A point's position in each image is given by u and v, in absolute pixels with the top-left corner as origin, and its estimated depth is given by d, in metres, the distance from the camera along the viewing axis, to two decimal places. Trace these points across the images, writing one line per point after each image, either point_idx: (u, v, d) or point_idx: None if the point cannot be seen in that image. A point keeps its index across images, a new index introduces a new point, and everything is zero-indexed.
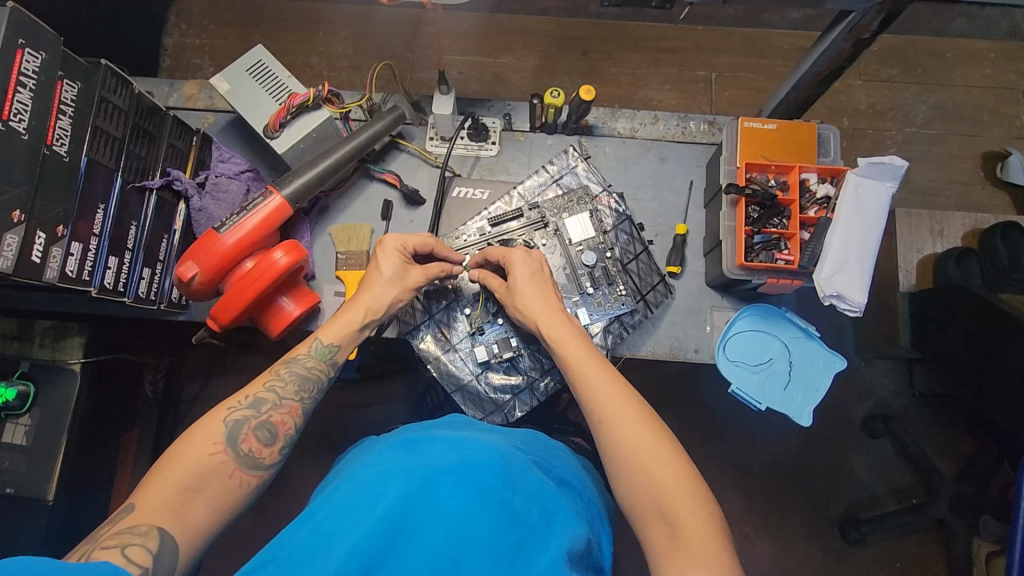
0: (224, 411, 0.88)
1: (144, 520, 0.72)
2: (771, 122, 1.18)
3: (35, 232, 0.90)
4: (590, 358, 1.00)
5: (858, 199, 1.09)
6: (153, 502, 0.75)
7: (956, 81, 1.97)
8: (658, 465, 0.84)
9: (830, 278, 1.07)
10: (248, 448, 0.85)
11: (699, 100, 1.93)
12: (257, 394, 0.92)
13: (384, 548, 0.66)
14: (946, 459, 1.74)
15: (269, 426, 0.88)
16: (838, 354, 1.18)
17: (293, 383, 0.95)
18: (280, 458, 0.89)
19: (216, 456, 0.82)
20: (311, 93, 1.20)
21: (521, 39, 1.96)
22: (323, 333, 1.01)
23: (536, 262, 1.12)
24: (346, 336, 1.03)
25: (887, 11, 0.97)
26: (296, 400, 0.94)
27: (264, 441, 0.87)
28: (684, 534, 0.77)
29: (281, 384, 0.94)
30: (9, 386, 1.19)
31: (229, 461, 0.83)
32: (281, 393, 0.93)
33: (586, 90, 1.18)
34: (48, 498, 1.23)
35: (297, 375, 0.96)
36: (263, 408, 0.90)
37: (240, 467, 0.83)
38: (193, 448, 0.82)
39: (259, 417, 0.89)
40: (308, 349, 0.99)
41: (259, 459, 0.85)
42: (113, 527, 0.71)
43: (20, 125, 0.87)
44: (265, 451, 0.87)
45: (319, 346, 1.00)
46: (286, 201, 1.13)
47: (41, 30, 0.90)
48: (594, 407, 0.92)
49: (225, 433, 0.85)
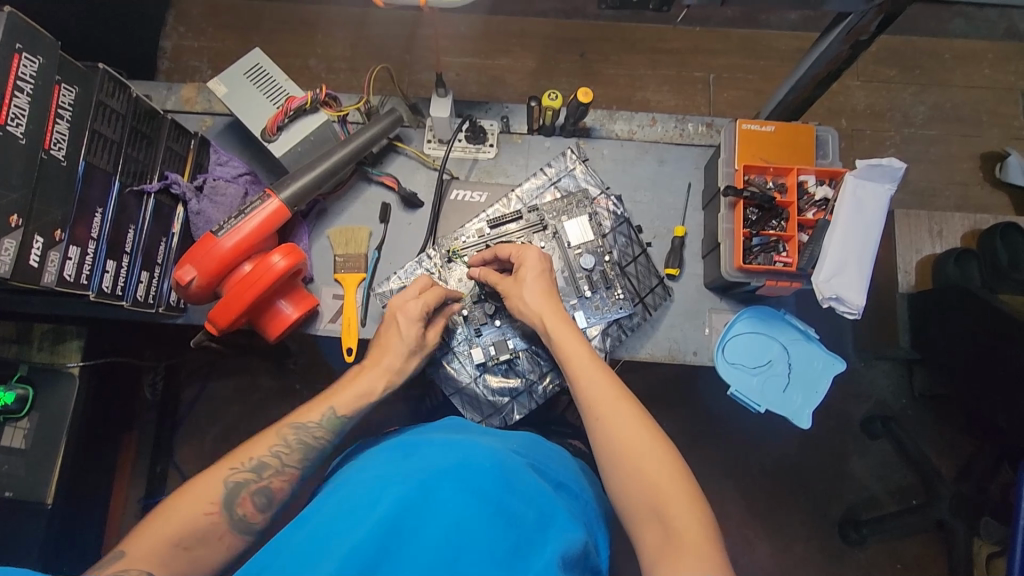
0: (227, 471, 0.87)
1: (135, 566, 0.73)
2: (769, 124, 1.18)
3: (33, 236, 0.90)
4: (588, 358, 1.00)
5: (857, 202, 1.09)
6: (145, 550, 0.76)
7: (954, 81, 1.97)
8: (654, 465, 0.84)
9: (829, 281, 1.07)
10: (242, 512, 0.85)
11: (697, 102, 1.93)
12: (261, 457, 0.91)
13: (381, 551, 0.66)
14: (946, 460, 1.74)
15: (267, 492, 0.88)
16: (837, 355, 1.18)
17: (298, 451, 0.93)
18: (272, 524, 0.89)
19: (210, 516, 0.83)
20: (309, 96, 1.20)
21: (519, 41, 1.96)
22: (339, 405, 1.00)
23: (546, 265, 1.12)
24: (354, 405, 1.01)
25: (885, 12, 0.97)
26: (297, 468, 0.93)
27: (259, 507, 0.87)
28: (677, 533, 0.77)
29: (285, 450, 0.93)
30: (8, 390, 1.20)
31: (223, 525, 0.83)
32: (284, 460, 0.92)
33: (584, 93, 1.18)
34: (46, 502, 1.22)
35: (302, 441, 0.94)
36: (265, 473, 0.90)
37: (231, 530, 0.84)
38: (191, 503, 0.83)
39: (259, 482, 0.88)
40: (319, 418, 0.97)
41: (251, 524, 0.85)
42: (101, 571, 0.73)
43: (18, 130, 0.87)
44: (259, 517, 0.86)
45: (331, 415, 0.99)
46: (284, 205, 1.13)
47: (39, 35, 0.90)
48: (590, 407, 0.93)
49: (222, 495, 0.85)
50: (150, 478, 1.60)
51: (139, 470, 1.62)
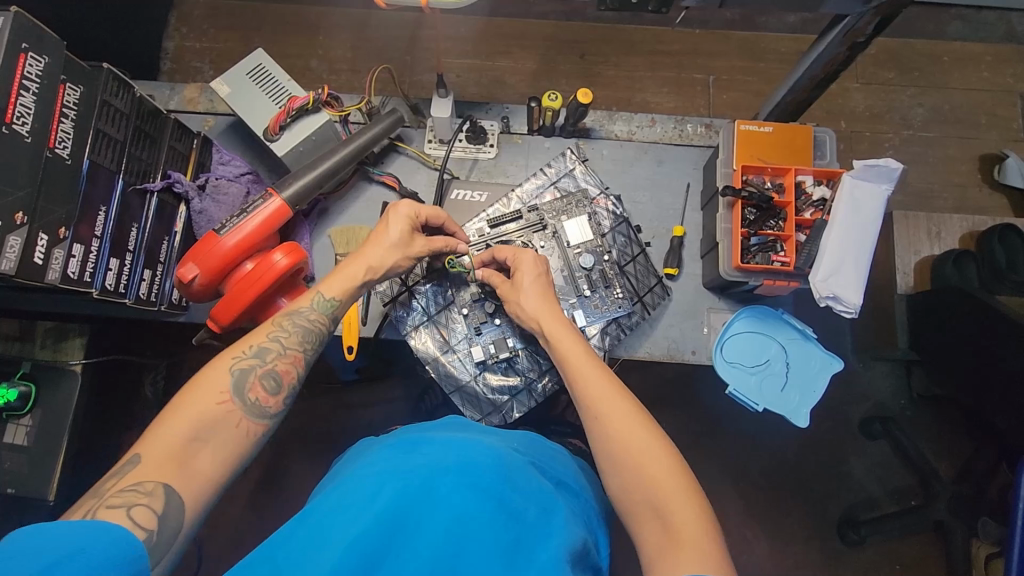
0: (231, 359, 0.87)
1: (149, 478, 0.72)
2: (767, 124, 1.19)
3: (37, 234, 0.91)
4: (587, 359, 1.01)
5: (853, 202, 1.10)
6: (156, 457, 0.75)
7: (952, 84, 1.98)
8: (653, 462, 0.84)
9: (825, 280, 1.08)
10: (254, 397, 0.85)
11: (697, 103, 1.94)
12: (261, 344, 0.91)
13: (383, 547, 0.67)
14: (945, 460, 1.75)
15: (274, 375, 0.89)
16: (835, 354, 1.19)
17: (297, 334, 0.95)
18: (285, 408, 0.89)
19: (224, 405, 0.82)
20: (311, 96, 1.21)
21: (519, 43, 1.97)
22: (328, 288, 1.01)
23: (544, 268, 1.13)
24: (346, 290, 1.03)
25: (882, 14, 0.98)
26: (299, 350, 0.94)
27: (270, 391, 0.87)
28: (676, 528, 0.78)
29: (284, 334, 0.94)
30: (10, 387, 1.21)
31: (237, 410, 0.83)
32: (285, 343, 0.93)
33: (583, 93, 1.19)
34: (48, 499, 1.23)
35: (301, 326, 0.96)
36: (268, 356, 0.90)
37: (248, 416, 0.84)
38: (200, 396, 0.82)
39: (264, 366, 0.89)
40: (312, 303, 0.99)
41: (265, 408, 0.86)
42: (119, 483, 0.72)
43: (23, 128, 0.88)
44: (271, 400, 0.87)
45: (320, 299, 1.00)
46: (285, 203, 1.14)
47: (45, 34, 0.91)
48: (589, 406, 0.94)
49: (232, 383, 0.85)
50: None
51: None
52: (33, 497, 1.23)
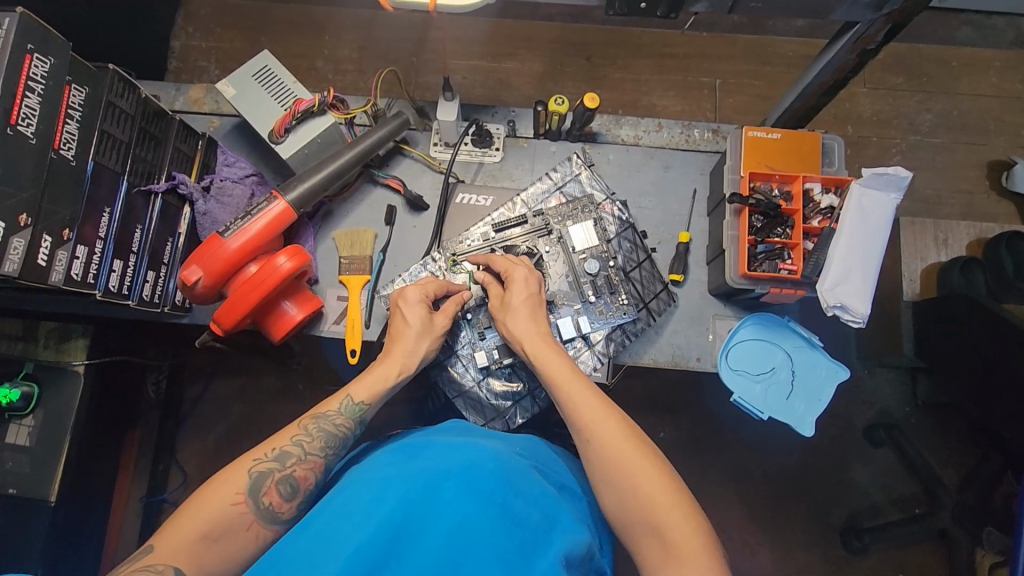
0: (250, 461, 0.88)
1: (164, 560, 0.75)
2: (775, 131, 1.18)
3: (41, 236, 0.90)
4: (575, 378, 0.99)
5: (861, 210, 1.09)
6: (170, 545, 0.77)
7: (961, 89, 1.97)
8: (647, 480, 0.84)
9: (833, 289, 1.07)
10: (269, 502, 0.85)
11: (704, 107, 1.93)
12: (283, 447, 0.91)
13: (387, 551, 0.66)
14: (949, 468, 1.73)
15: (291, 481, 0.88)
16: (841, 363, 1.18)
17: (320, 438, 0.94)
18: (300, 512, 0.88)
19: (237, 506, 0.83)
20: (317, 99, 1.21)
21: (525, 45, 1.96)
22: (356, 391, 1.00)
23: (537, 287, 1.12)
24: (370, 385, 1.02)
25: (893, 22, 0.97)
26: (320, 455, 0.93)
27: (286, 497, 0.87)
28: (674, 544, 0.78)
29: (308, 439, 0.93)
30: (13, 387, 1.21)
31: (249, 514, 0.83)
32: (307, 448, 0.92)
33: (590, 98, 1.19)
34: (49, 499, 1.23)
35: (324, 430, 0.95)
36: (287, 461, 0.90)
37: (260, 520, 0.83)
38: (217, 495, 0.83)
39: (283, 470, 0.88)
40: (339, 406, 0.98)
41: (278, 514, 0.85)
42: (132, 565, 0.75)
43: (28, 130, 0.87)
44: (285, 506, 0.86)
45: (349, 404, 0.99)
46: (290, 206, 1.13)
47: (50, 36, 0.90)
48: (580, 427, 0.92)
49: (248, 484, 0.85)
50: (153, 476, 1.61)
51: (142, 468, 1.62)
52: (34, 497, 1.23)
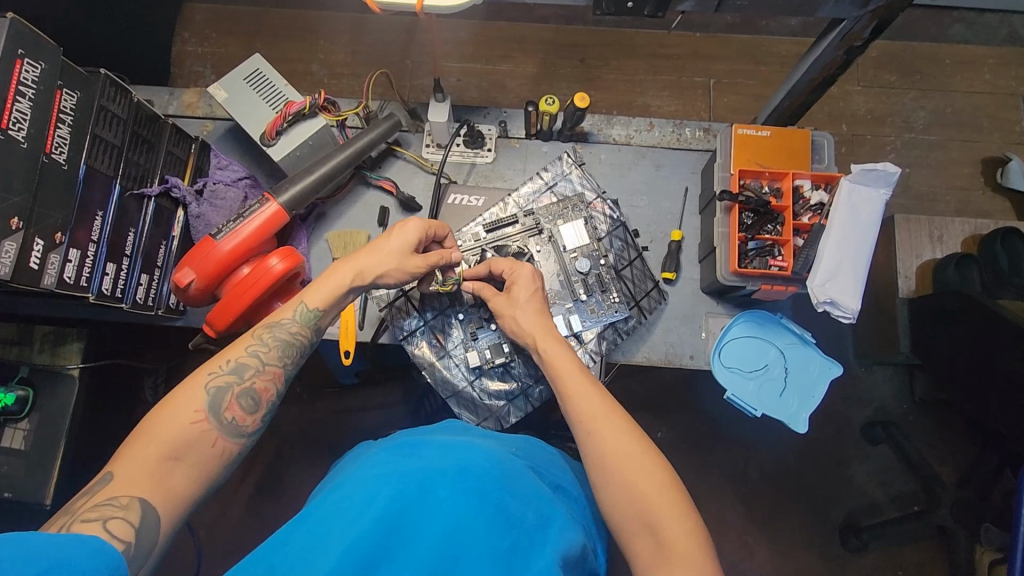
0: (206, 376, 0.87)
1: (125, 491, 0.72)
2: (765, 128, 1.18)
3: (34, 239, 0.91)
4: (580, 374, 0.99)
5: (850, 206, 1.10)
6: (132, 471, 0.75)
7: (955, 86, 1.97)
8: (646, 478, 0.84)
9: (823, 286, 1.08)
10: (231, 417, 0.86)
11: (697, 107, 1.94)
12: (239, 359, 0.91)
13: (381, 549, 0.67)
14: (947, 465, 1.73)
15: (252, 394, 0.89)
16: (834, 360, 1.18)
17: (277, 348, 0.94)
18: (261, 425, 0.90)
19: (197, 425, 0.82)
20: (307, 101, 1.21)
21: (519, 47, 1.97)
22: (312, 300, 0.99)
23: (541, 284, 1.12)
24: (330, 297, 1.00)
25: (879, 19, 0.98)
26: (278, 365, 0.94)
27: (247, 411, 0.88)
28: (669, 542, 0.78)
29: (264, 349, 0.93)
30: (9, 391, 1.21)
31: (212, 430, 0.83)
32: (264, 359, 0.93)
33: (580, 98, 1.19)
34: (46, 502, 1.23)
35: (280, 340, 0.95)
36: (246, 374, 0.90)
37: (223, 435, 0.84)
38: (174, 414, 0.82)
39: (242, 384, 0.89)
40: (294, 314, 0.97)
41: (241, 427, 0.86)
42: (93, 499, 0.72)
43: (19, 134, 0.88)
44: (248, 419, 0.87)
45: (303, 311, 0.98)
46: (282, 208, 1.14)
47: (41, 41, 0.91)
48: (582, 421, 0.92)
49: (208, 402, 0.85)
50: None
51: None
52: (30, 501, 1.23)
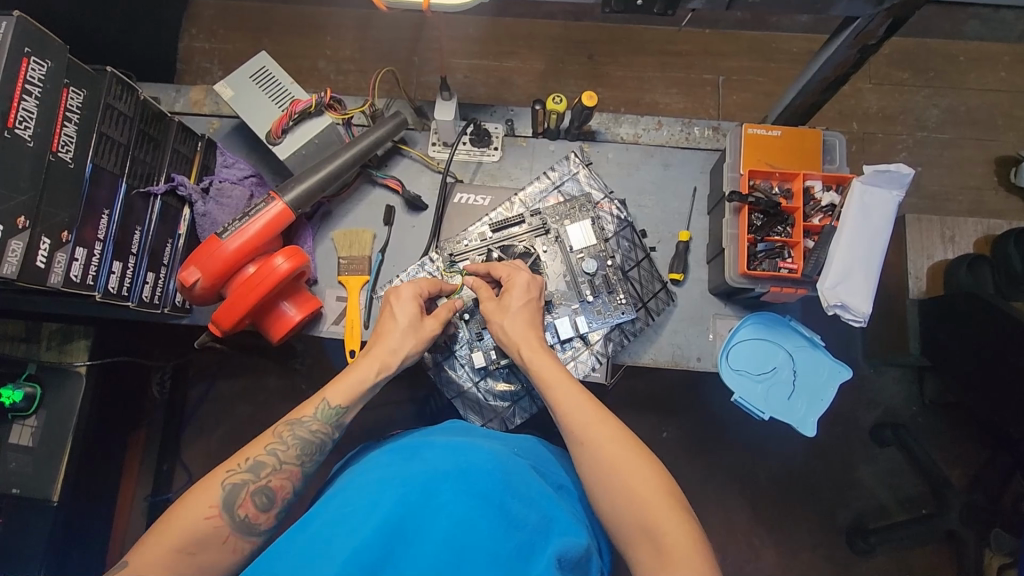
0: (224, 474, 0.86)
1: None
2: (775, 128, 1.17)
3: (40, 238, 0.91)
4: (567, 381, 0.98)
5: (863, 207, 1.08)
6: (146, 559, 0.76)
7: (968, 84, 1.94)
8: (640, 484, 0.83)
9: (834, 288, 1.06)
10: (244, 514, 0.84)
11: (707, 104, 1.92)
12: (257, 457, 0.90)
13: (383, 556, 0.66)
14: (957, 469, 1.71)
15: (267, 492, 0.88)
16: (843, 363, 1.16)
17: (296, 447, 0.92)
18: (275, 523, 0.88)
19: (212, 520, 0.82)
20: (313, 99, 1.20)
21: (526, 43, 1.96)
22: (332, 395, 0.97)
23: (537, 292, 1.12)
24: (356, 393, 0.99)
25: (893, 17, 0.96)
26: (296, 464, 0.92)
27: (262, 508, 0.86)
28: (667, 548, 0.77)
29: (283, 447, 0.92)
30: (16, 388, 1.22)
31: (225, 527, 0.82)
32: (282, 457, 0.91)
33: (588, 96, 1.18)
34: (53, 499, 1.24)
35: (299, 438, 0.93)
36: (263, 472, 0.89)
37: (235, 533, 0.83)
38: (190, 508, 0.82)
39: (257, 482, 0.87)
40: (314, 412, 0.96)
41: (255, 524, 0.85)
42: None
43: (26, 132, 0.88)
44: (262, 517, 0.86)
45: (325, 408, 0.96)
46: (288, 207, 1.13)
47: (47, 39, 0.91)
48: (573, 428, 0.91)
49: (222, 497, 0.84)
50: (158, 477, 1.62)
51: (147, 467, 1.64)
52: (38, 498, 1.24)
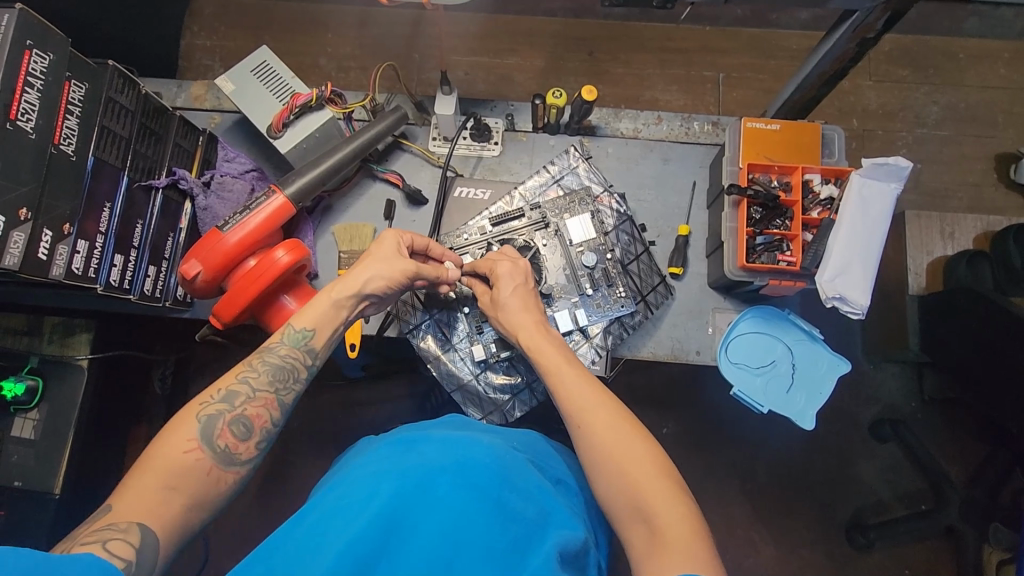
0: (197, 407, 0.87)
1: (125, 517, 0.72)
2: (774, 122, 1.17)
3: (42, 230, 0.92)
4: (569, 367, 1.00)
5: (861, 200, 1.09)
6: (130, 504, 0.74)
7: (968, 81, 1.94)
8: (637, 468, 0.83)
9: (832, 280, 1.07)
10: (224, 446, 0.85)
11: (706, 101, 1.92)
12: (230, 387, 0.90)
13: (378, 548, 0.66)
14: (957, 464, 1.72)
15: (244, 421, 0.88)
16: (842, 357, 1.17)
17: (267, 373, 0.93)
18: (258, 453, 0.88)
19: (191, 454, 0.82)
20: (314, 93, 1.21)
21: (527, 40, 1.96)
22: (300, 322, 0.99)
23: (525, 279, 1.11)
24: (324, 323, 1.01)
25: (891, 10, 0.96)
26: (270, 391, 0.92)
27: (240, 437, 0.86)
28: (662, 529, 0.77)
29: (255, 375, 0.92)
30: (18, 381, 1.23)
31: (206, 460, 0.82)
32: (254, 385, 0.92)
33: (587, 90, 1.18)
34: (54, 492, 1.24)
35: (272, 366, 0.94)
36: (237, 401, 0.89)
37: (217, 464, 0.83)
38: (169, 447, 0.82)
39: (232, 412, 0.88)
40: (283, 338, 0.97)
41: (235, 455, 0.85)
42: (92, 526, 0.71)
43: (28, 125, 0.88)
44: (242, 447, 0.86)
45: (292, 333, 0.98)
46: (288, 200, 1.14)
47: (49, 33, 0.91)
48: (571, 412, 0.93)
49: (199, 431, 0.84)
50: None
51: None
52: (40, 491, 1.25)
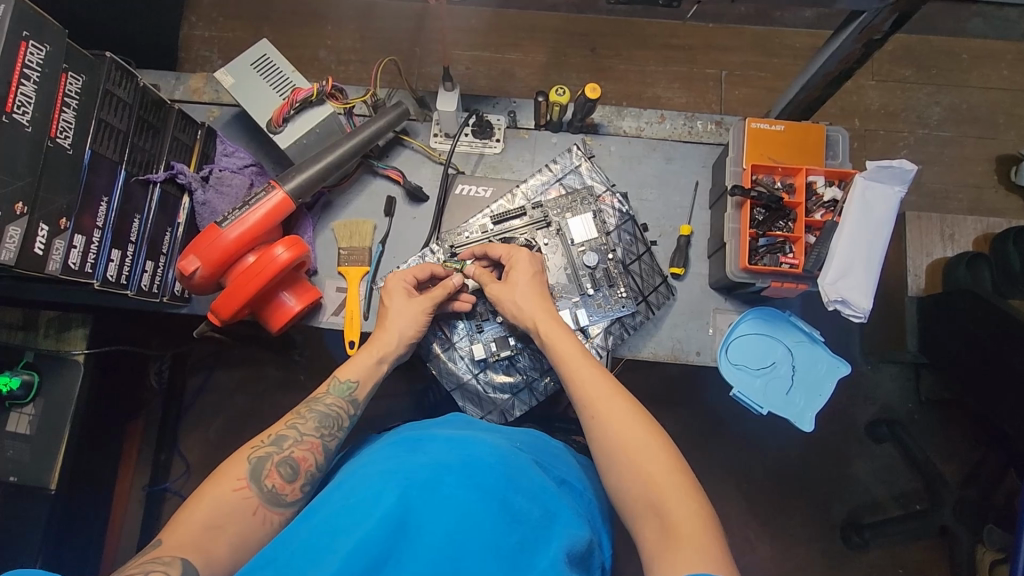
0: (248, 450, 0.89)
1: (168, 552, 0.73)
2: (778, 123, 1.17)
3: (38, 224, 0.90)
4: (582, 357, 1.00)
5: (866, 204, 1.08)
6: (177, 539, 0.75)
7: (971, 82, 1.94)
8: (649, 461, 0.83)
9: (835, 283, 1.06)
10: (271, 484, 0.86)
11: (708, 99, 1.91)
12: (279, 433, 0.93)
13: (388, 547, 0.66)
14: (951, 465, 1.72)
15: (291, 462, 0.89)
16: (842, 359, 1.17)
17: (314, 420, 0.96)
18: (304, 495, 0.89)
19: (240, 492, 0.83)
20: (315, 88, 1.19)
21: (530, 35, 1.95)
22: (341, 370, 1.03)
23: (539, 266, 1.14)
24: (367, 373, 1.04)
25: (899, 11, 0.96)
26: (316, 436, 0.94)
27: (287, 478, 0.88)
28: (675, 524, 0.76)
29: (302, 421, 0.95)
30: (13, 375, 1.22)
31: (254, 498, 0.84)
32: (302, 430, 0.94)
33: (591, 88, 1.17)
34: (50, 487, 1.23)
35: (320, 416, 0.97)
36: (285, 444, 0.91)
37: (265, 503, 0.84)
38: (218, 487, 0.83)
39: (280, 453, 0.90)
40: (328, 389, 1.01)
41: (282, 496, 0.86)
42: (139, 559, 0.72)
43: (24, 117, 0.87)
44: (288, 488, 0.87)
45: (337, 384, 1.02)
46: (288, 196, 1.13)
47: (45, 23, 0.89)
48: (585, 405, 0.93)
49: (248, 470, 0.86)
50: (156, 465, 1.63)
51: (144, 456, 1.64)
52: (36, 486, 1.23)
